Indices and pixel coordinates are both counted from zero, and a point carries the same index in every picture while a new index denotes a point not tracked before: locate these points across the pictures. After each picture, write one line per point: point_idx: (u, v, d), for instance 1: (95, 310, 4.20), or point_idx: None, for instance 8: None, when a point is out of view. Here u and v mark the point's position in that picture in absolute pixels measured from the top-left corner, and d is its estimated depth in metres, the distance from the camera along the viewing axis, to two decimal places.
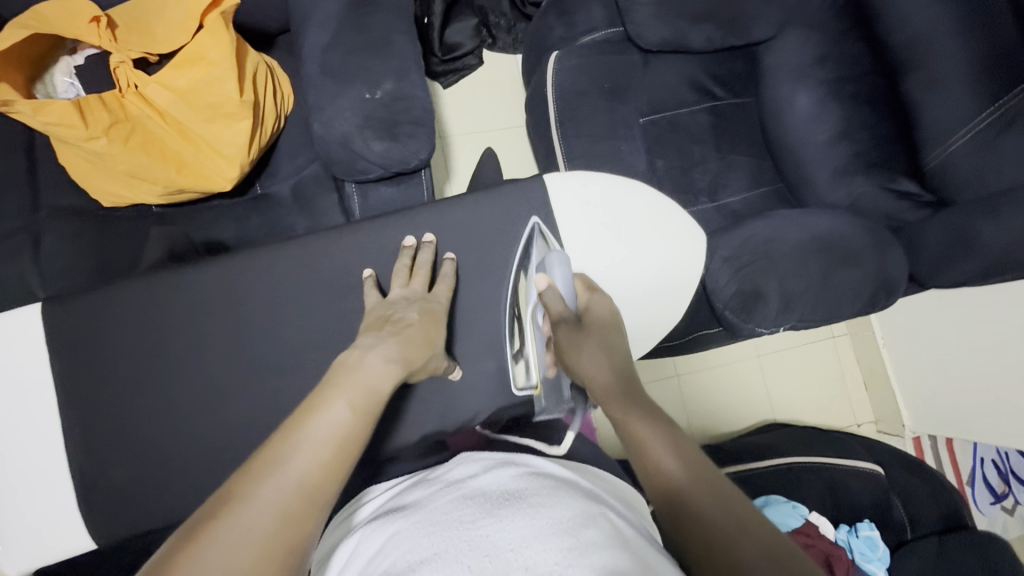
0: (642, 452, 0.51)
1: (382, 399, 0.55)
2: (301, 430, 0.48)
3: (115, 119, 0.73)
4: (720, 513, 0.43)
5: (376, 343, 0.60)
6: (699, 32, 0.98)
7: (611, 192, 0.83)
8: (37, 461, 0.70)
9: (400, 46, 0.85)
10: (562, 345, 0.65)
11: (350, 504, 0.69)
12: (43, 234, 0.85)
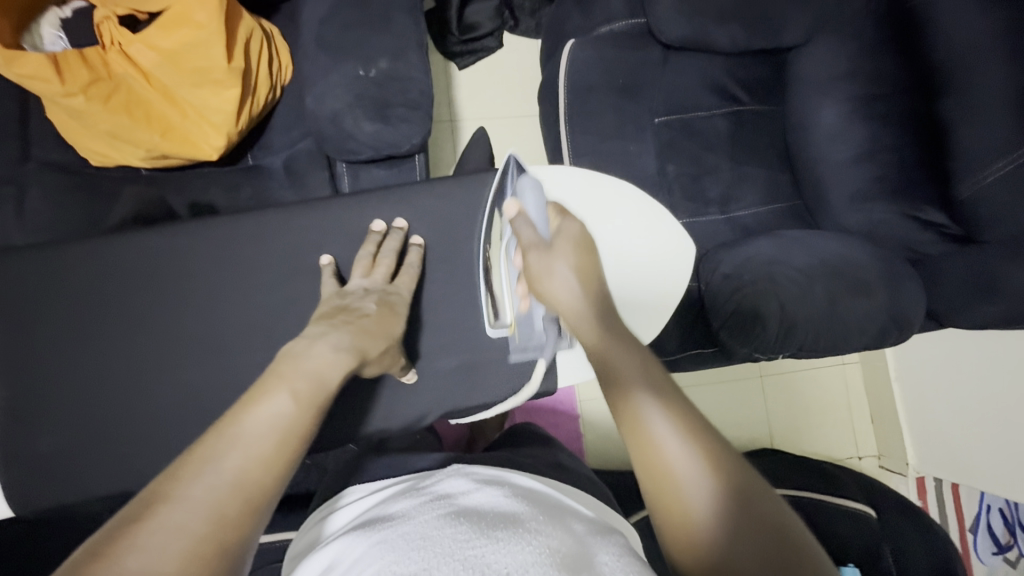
0: (645, 438, 0.43)
1: (330, 390, 0.52)
2: (238, 425, 0.43)
3: (96, 77, 0.72)
4: (737, 540, 0.37)
5: (325, 332, 0.56)
6: (724, 31, 0.93)
7: (600, 192, 0.78)
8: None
9: (401, 23, 0.81)
10: (546, 283, 0.59)
11: (323, 508, 0.65)
12: (29, 187, 0.84)
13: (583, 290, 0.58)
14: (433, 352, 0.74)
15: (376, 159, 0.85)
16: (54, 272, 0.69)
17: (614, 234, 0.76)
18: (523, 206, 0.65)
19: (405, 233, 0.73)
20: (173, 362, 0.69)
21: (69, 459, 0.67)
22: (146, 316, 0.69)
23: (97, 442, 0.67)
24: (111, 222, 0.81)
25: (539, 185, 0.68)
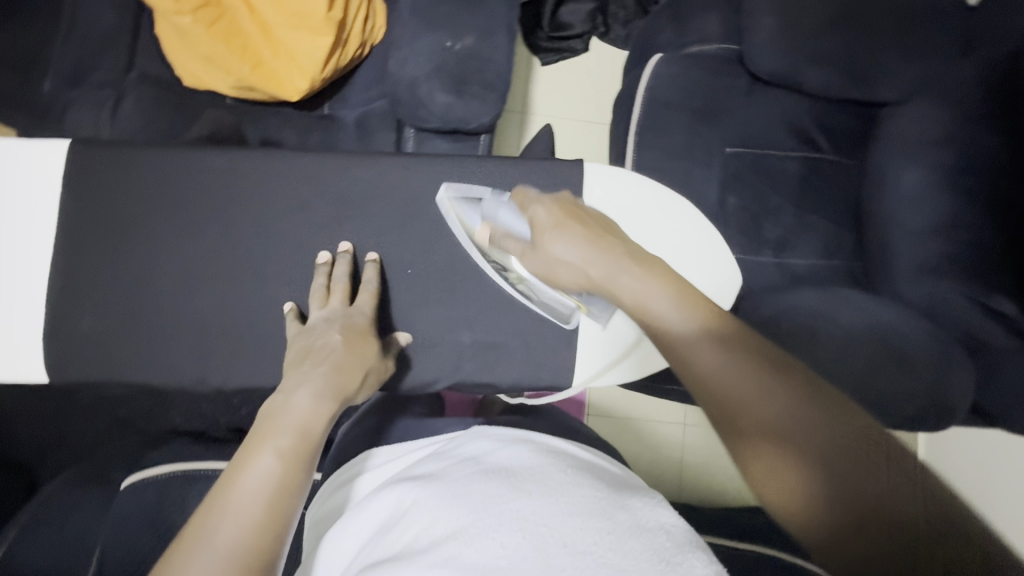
0: (703, 380, 0.46)
1: (315, 439, 0.55)
2: (230, 498, 0.49)
3: (207, 3, 0.79)
4: (817, 415, 0.43)
5: (299, 382, 0.58)
6: (817, 72, 0.91)
7: (653, 208, 0.76)
8: (17, 288, 0.70)
9: (495, 4, 0.82)
10: (642, 306, 0.52)
11: (354, 462, 0.65)
12: (126, 95, 0.91)
13: (588, 256, 0.55)
14: (452, 323, 0.75)
15: (442, 131, 0.87)
16: (127, 165, 0.73)
17: (660, 248, 0.75)
18: (495, 224, 0.66)
19: (354, 256, 0.73)
20: (216, 275, 0.73)
21: (107, 341, 0.71)
22: (204, 229, 0.73)
23: (137, 333, 0.71)
24: (188, 138, 0.86)
25: (497, 200, 0.68)
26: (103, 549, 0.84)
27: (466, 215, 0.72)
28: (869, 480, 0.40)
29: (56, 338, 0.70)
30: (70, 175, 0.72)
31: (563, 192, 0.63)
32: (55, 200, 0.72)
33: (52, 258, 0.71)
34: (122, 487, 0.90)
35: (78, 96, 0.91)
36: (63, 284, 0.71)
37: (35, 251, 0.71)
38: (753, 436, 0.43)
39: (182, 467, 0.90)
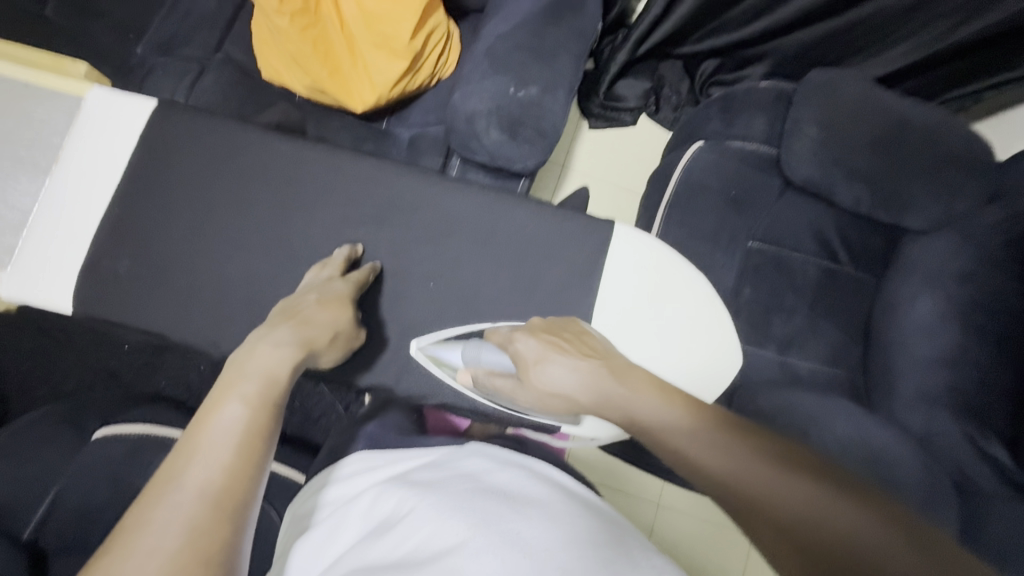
0: (699, 472, 0.51)
1: (280, 385, 0.54)
2: (195, 443, 0.46)
3: (306, 9, 0.83)
4: (807, 488, 0.46)
5: (268, 334, 0.59)
6: (849, 188, 0.95)
7: (668, 274, 0.79)
8: (71, 217, 0.74)
9: (563, 64, 0.89)
10: (627, 411, 0.58)
11: (321, 476, 0.74)
12: (207, 70, 0.98)
13: (579, 372, 0.61)
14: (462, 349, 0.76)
15: (487, 166, 0.92)
16: (199, 133, 0.77)
17: (671, 318, 0.77)
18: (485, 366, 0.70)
19: (360, 254, 0.76)
20: (249, 250, 0.75)
21: (138, 286, 0.73)
22: (251, 204, 0.77)
23: (165, 289, 0.74)
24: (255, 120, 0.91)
25: (479, 347, 0.71)
26: (60, 493, 0.83)
27: (448, 359, 0.73)
28: (872, 541, 0.43)
29: (92, 273, 0.73)
30: (149, 131, 0.77)
31: (533, 320, 0.69)
32: (130, 149, 0.76)
33: (113, 198, 0.75)
34: (92, 438, 0.89)
35: (165, 64, 0.98)
36: (113, 224, 0.74)
37: (98, 188, 0.75)
38: (786, 532, 0.45)
39: (160, 431, 0.90)
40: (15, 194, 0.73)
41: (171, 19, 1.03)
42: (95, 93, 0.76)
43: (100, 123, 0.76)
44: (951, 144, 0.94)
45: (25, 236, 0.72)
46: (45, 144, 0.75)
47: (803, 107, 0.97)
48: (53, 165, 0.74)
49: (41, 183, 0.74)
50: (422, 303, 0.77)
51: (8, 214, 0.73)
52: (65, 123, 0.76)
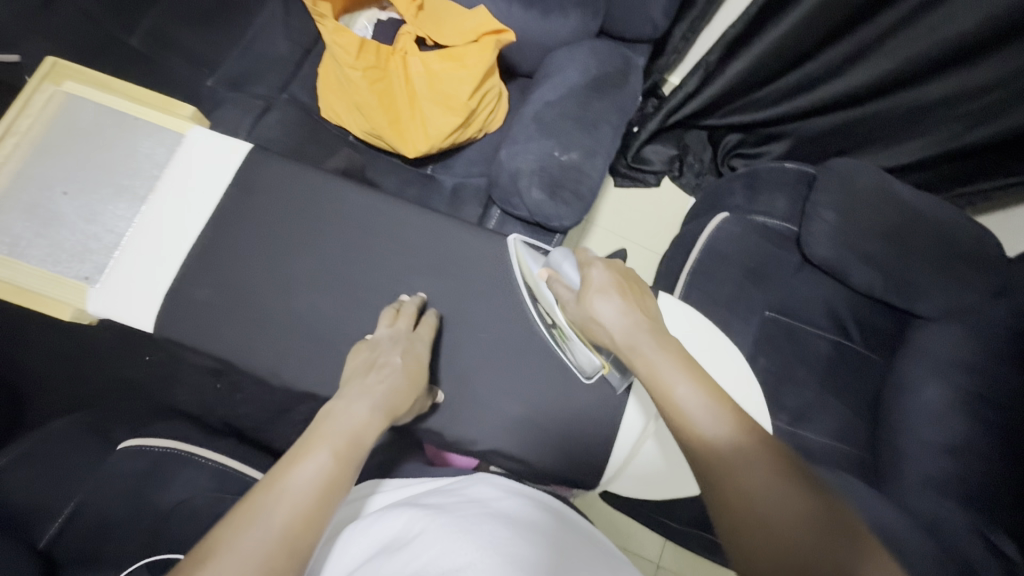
0: (715, 470, 0.50)
1: (364, 445, 0.61)
2: (282, 483, 0.55)
3: (377, 65, 0.89)
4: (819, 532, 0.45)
5: (357, 393, 0.65)
6: (862, 271, 1.00)
7: (708, 351, 0.80)
8: (163, 245, 0.78)
9: (603, 134, 0.96)
10: (661, 379, 0.55)
11: (367, 486, 0.81)
12: (272, 108, 1.06)
13: (625, 314, 0.61)
14: (488, 394, 0.79)
15: (524, 220, 0.97)
16: (276, 174, 0.83)
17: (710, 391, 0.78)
18: (556, 274, 0.72)
19: (424, 302, 0.80)
20: (305, 283, 0.80)
21: (212, 312, 0.77)
22: (310, 240, 0.81)
23: (233, 315, 0.78)
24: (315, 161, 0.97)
25: (565, 253, 0.73)
26: (82, 501, 0.85)
27: (528, 262, 0.79)
28: None
29: (174, 296, 0.77)
30: (244, 169, 0.83)
31: (617, 259, 0.70)
32: (222, 186, 0.82)
33: (202, 230, 0.80)
34: (118, 449, 0.90)
35: (234, 100, 1.06)
36: (200, 253, 0.79)
37: (190, 218, 0.80)
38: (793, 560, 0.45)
39: (186, 447, 0.90)
40: (113, 219, 0.78)
41: (245, 57, 1.11)
42: (194, 133, 0.82)
43: (198, 159, 0.82)
44: (960, 239, 1.00)
45: (117, 256, 0.76)
46: (146, 174, 0.80)
47: (824, 190, 1.03)
48: (151, 193, 0.80)
49: (138, 210, 0.79)
50: (456, 345, 0.81)
51: (103, 235, 0.77)
52: (166, 156, 0.82)
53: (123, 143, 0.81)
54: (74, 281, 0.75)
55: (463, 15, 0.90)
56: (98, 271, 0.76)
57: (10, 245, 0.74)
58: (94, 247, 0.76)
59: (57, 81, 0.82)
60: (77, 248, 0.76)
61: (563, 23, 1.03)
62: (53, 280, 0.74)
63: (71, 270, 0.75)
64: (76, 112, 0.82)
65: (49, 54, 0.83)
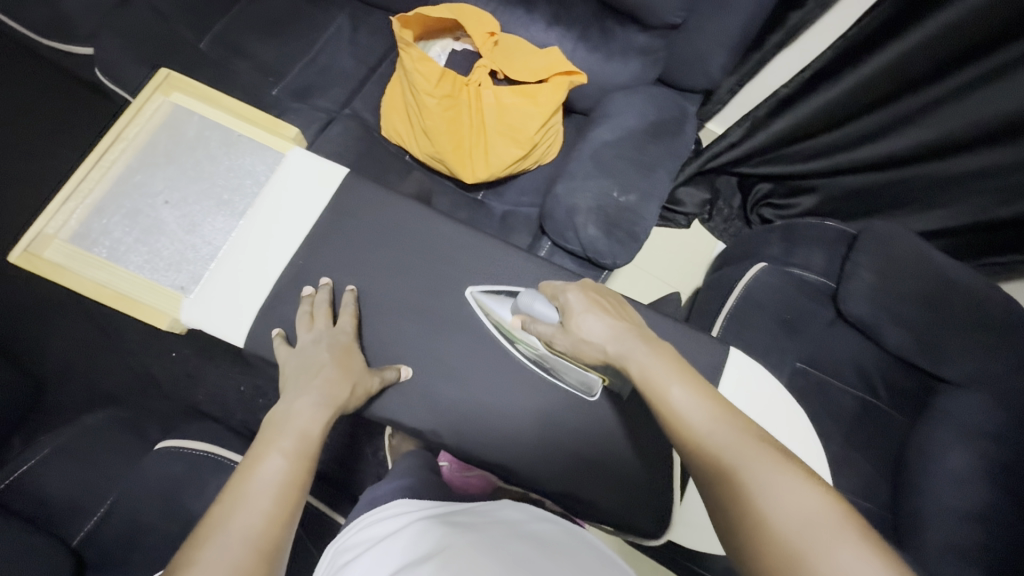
0: (680, 427, 0.56)
1: (314, 440, 0.66)
2: (247, 486, 0.60)
3: (450, 94, 0.91)
4: (762, 467, 0.50)
5: (299, 393, 0.69)
6: (895, 331, 1.03)
7: (770, 407, 0.81)
8: (259, 262, 0.81)
9: (658, 177, 0.99)
10: (656, 382, 0.59)
11: (367, 516, 0.82)
12: (334, 122, 1.09)
13: (613, 325, 0.66)
14: (538, 427, 0.80)
15: (575, 254, 0.99)
16: (351, 196, 0.85)
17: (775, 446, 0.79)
18: (530, 311, 0.75)
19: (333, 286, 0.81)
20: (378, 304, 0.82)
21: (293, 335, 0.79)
22: (378, 260, 0.84)
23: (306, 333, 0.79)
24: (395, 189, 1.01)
25: (535, 291, 0.76)
26: (117, 499, 0.84)
27: (494, 309, 0.81)
28: (810, 516, 0.46)
29: (267, 313, 0.79)
30: (339, 192, 0.85)
31: (586, 280, 0.75)
32: (319, 208, 0.84)
33: (298, 249, 0.82)
34: (154, 449, 0.89)
35: (298, 111, 1.09)
36: (295, 273, 0.81)
37: (283, 236, 0.82)
38: (741, 512, 0.49)
39: (219, 452, 0.90)
40: (211, 232, 0.81)
41: (310, 71, 1.14)
42: (294, 154, 0.85)
43: (294, 179, 0.85)
44: (998, 306, 1.00)
45: (212, 269, 0.79)
46: (246, 191, 0.83)
47: (863, 252, 1.06)
48: (249, 210, 0.82)
49: (235, 224, 0.82)
50: (509, 375, 0.81)
51: (200, 247, 0.80)
52: (264, 173, 0.85)
53: (220, 156, 0.84)
54: (170, 290, 0.78)
55: (536, 54, 0.94)
56: (192, 281, 0.79)
57: (110, 249, 0.78)
58: (191, 257, 0.79)
59: (167, 92, 0.87)
60: (176, 257, 0.79)
61: (624, 67, 1.06)
62: (148, 286, 0.77)
63: (168, 278, 0.78)
64: (182, 122, 0.86)
65: (163, 67, 0.88)
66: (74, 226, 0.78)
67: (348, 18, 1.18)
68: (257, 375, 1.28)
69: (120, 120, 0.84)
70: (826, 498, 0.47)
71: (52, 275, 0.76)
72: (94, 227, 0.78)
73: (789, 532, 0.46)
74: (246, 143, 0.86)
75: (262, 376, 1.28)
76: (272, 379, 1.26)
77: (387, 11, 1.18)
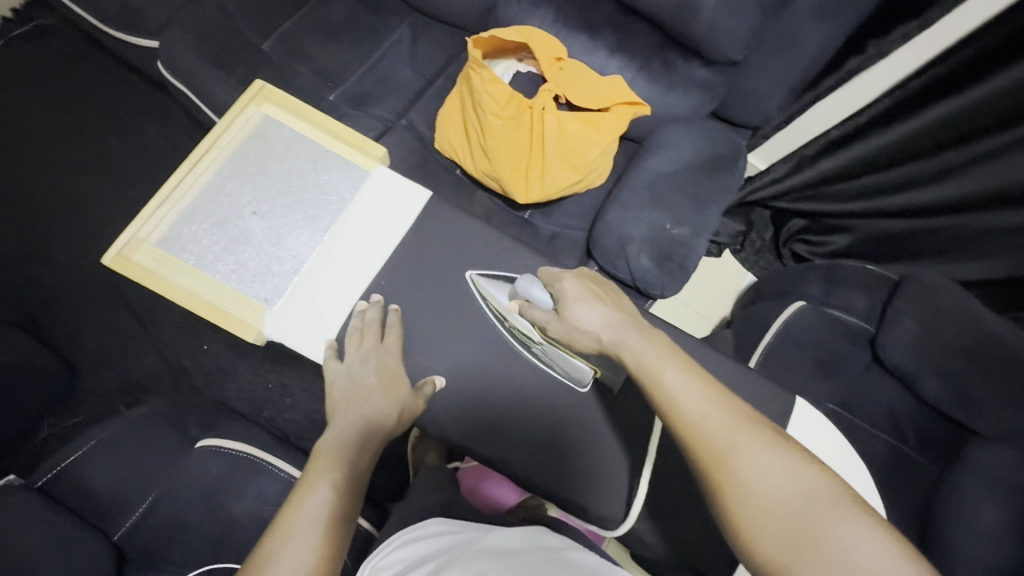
0: (681, 413, 0.59)
1: (355, 473, 0.71)
2: (297, 518, 0.63)
3: (512, 114, 0.92)
4: (755, 441, 0.56)
5: (344, 427, 0.75)
6: (931, 382, 1.03)
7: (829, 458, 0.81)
8: (339, 278, 0.85)
9: (711, 213, 0.99)
10: (651, 368, 0.63)
11: (401, 535, 0.81)
12: (390, 132, 1.10)
13: (608, 317, 0.71)
14: (586, 450, 0.82)
15: (624, 282, 1.00)
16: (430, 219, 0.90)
17: None
18: (528, 299, 0.79)
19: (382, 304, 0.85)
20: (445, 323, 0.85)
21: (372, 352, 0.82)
22: (450, 280, 0.87)
23: None
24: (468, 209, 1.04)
25: (535, 279, 0.80)
26: (159, 497, 0.86)
27: (492, 293, 0.85)
28: (801, 491, 0.53)
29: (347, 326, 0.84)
30: (424, 215, 0.90)
31: (581, 269, 0.80)
32: (399, 228, 0.88)
33: (381, 268, 0.87)
34: (195, 447, 0.89)
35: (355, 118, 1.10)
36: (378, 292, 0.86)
37: (365, 254, 0.87)
38: (738, 488, 0.54)
39: (260, 454, 0.90)
40: (295, 246, 0.85)
41: (368, 79, 1.14)
42: (377, 174, 0.91)
43: (378, 199, 0.90)
44: None
45: (296, 282, 0.84)
46: (331, 208, 0.88)
47: (906, 300, 1.06)
48: (334, 226, 0.87)
49: (320, 239, 0.86)
50: (562, 401, 0.83)
51: (283, 259, 0.85)
52: (348, 190, 0.90)
53: (305, 169, 0.89)
54: (253, 300, 0.82)
55: (599, 82, 0.94)
56: (275, 292, 0.83)
57: (198, 256, 0.82)
58: (274, 268, 0.84)
59: (259, 102, 0.91)
60: (261, 269, 0.84)
61: (682, 99, 1.07)
62: (232, 295, 0.82)
63: (252, 288, 0.83)
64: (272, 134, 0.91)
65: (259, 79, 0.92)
66: (167, 230, 0.83)
67: (409, 27, 1.18)
68: (287, 374, 1.27)
69: (215, 129, 0.89)
70: (808, 468, 0.55)
71: (141, 277, 0.81)
72: (185, 232, 0.83)
73: (788, 501, 0.52)
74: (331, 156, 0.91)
75: (292, 375, 1.27)
76: (302, 379, 1.27)
77: (447, 24, 1.18)
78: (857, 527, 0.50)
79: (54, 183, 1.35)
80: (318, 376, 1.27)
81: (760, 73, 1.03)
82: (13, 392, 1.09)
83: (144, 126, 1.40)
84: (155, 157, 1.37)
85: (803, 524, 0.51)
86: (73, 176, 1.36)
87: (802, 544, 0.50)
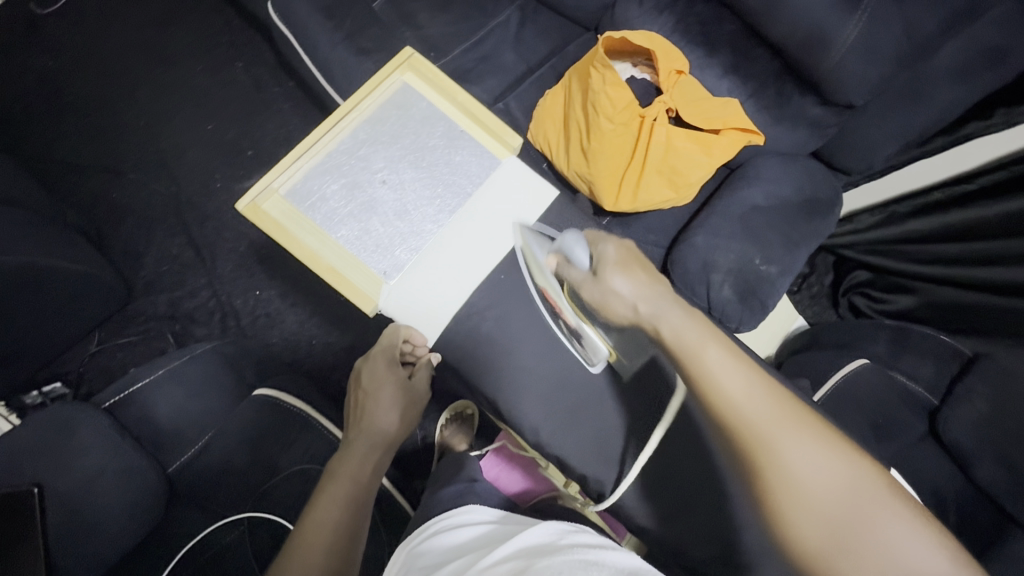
0: (718, 397, 0.57)
1: (364, 488, 0.76)
2: (311, 529, 0.68)
3: (621, 121, 0.90)
4: (795, 430, 0.54)
5: (357, 441, 0.80)
6: (988, 465, 0.95)
7: None
8: (459, 263, 0.89)
9: (800, 255, 0.97)
10: (690, 345, 0.60)
11: (438, 519, 0.78)
12: None
13: (641, 292, 0.66)
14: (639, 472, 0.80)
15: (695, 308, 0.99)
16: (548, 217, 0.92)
17: None
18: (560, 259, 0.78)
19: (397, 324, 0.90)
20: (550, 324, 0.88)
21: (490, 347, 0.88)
22: None
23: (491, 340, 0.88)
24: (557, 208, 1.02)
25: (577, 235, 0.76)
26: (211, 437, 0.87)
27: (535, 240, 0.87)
28: (843, 482, 0.51)
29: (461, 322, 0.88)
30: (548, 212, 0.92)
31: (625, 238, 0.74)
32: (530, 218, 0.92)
33: (501, 260, 0.90)
34: (254, 394, 0.90)
35: None
36: (495, 284, 0.89)
37: (486, 243, 0.90)
38: (779, 482, 0.53)
39: (312, 413, 0.91)
40: (421, 224, 0.87)
41: (471, 55, 1.12)
42: (509, 162, 0.92)
43: (507, 189, 0.92)
44: None
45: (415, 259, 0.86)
46: (460, 189, 0.90)
47: (978, 378, 1.03)
48: (461, 209, 0.89)
49: (445, 220, 0.88)
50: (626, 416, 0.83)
51: (406, 234, 0.86)
52: (480, 175, 0.91)
53: (435, 147, 0.90)
54: (373, 272, 0.84)
55: (714, 103, 0.92)
56: (394, 268, 0.85)
57: (324, 216, 0.85)
58: (396, 242, 0.86)
59: (403, 70, 0.93)
60: (383, 241, 0.85)
61: (790, 134, 1.03)
62: (355, 262, 0.84)
63: (373, 259, 0.85)
64: (411, 105, 0.92)
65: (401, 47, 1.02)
66: (300, 186, 0.86)
67: (520, 9, 1.15)
68: (332, 333, 1.26)
69: (358, 92, 0.91)
70: (849, 455, 0.53)
71: (270, 226, 0.83)
72: (315, 191, 0.85)
73: (830, 498, 0.51)
74: (465, 137, 0.92)
75: (337, 335, 1.26)
76: (347, 342, 1.26)
77: (560, 14, 1.15)
78: (899, 520, 0.50)
79: (138, 103, 1.35)
80: (364, 341, 1.26)
81: (874, 120, 0.99)
82: (81, 309, 1.11)
83: (232, 62, 1.38)
84: (238, 95, 1.37)
85: (843, 519, 0.50)
86: (157, 100, 1.36)
87: (846, 540, 0.50)
